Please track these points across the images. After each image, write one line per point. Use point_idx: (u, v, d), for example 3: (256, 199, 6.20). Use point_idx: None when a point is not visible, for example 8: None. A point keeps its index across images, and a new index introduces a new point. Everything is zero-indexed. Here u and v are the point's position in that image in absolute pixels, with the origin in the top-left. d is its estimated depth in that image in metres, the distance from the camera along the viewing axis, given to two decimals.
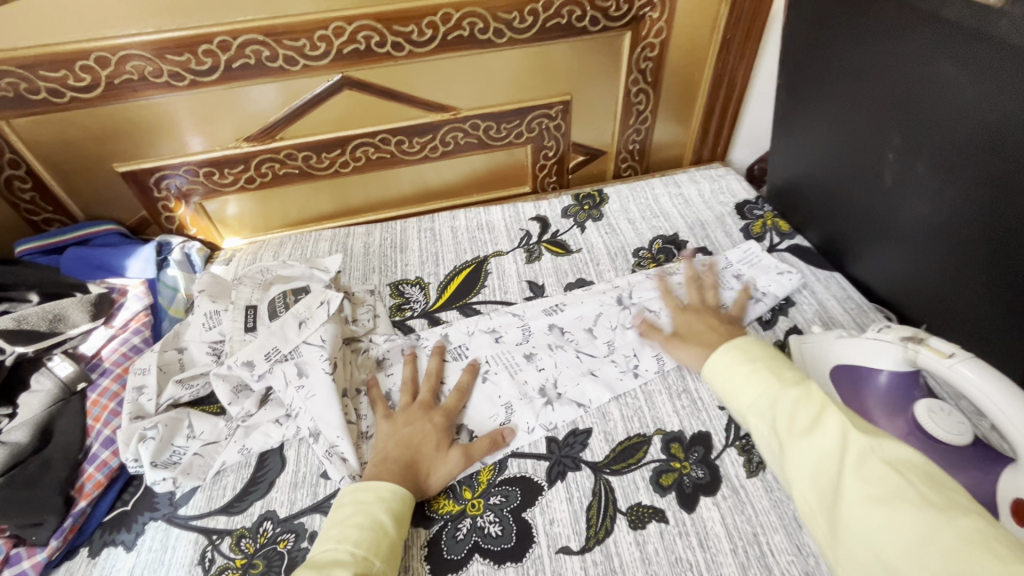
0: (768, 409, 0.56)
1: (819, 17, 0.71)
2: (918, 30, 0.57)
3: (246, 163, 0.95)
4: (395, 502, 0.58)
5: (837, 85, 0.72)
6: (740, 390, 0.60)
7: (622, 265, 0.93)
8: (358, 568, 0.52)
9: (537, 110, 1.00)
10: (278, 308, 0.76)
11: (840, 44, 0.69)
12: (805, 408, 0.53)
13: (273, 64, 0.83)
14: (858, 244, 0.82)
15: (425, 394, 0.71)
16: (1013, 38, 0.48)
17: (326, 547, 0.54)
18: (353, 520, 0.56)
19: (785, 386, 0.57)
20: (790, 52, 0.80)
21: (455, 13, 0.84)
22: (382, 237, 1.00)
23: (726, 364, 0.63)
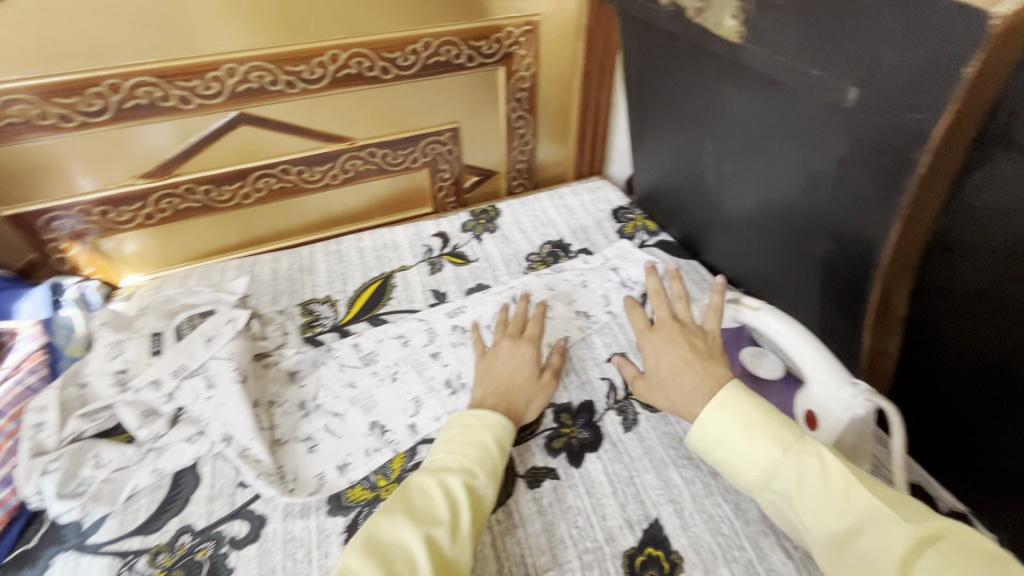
0: (785, 488, 0.54)
1: (638, 53, 0.87)
2: (701, 62, 0.73)
3: (145, 199, 0.97)
4: (500, 430, 0.67)
5: (663, 105, 0.88)
6: (742, 462, 0.57)
7: (516, 269, 1.04)
8: (464, 475, 0.61)
9: (429, 137, 1.10)
10: (184, 331, 0.79)
11: (655, 76, 0.86)
12: (827, 486, 0.51)
13: (166, 103, 0.88)
14: (705, 233, 0.99)
15: (513, 331, 0.84)
16: (747, 61, 0.63)
17: (438, 455, 0.64)
18: (461, 438, 0.66)
19: (796, 459, 0.54)
20: (627, 79, 0.96)
21: (342, 53, 0.93)
22: (289, 262, 1.05)
23: (717, 434, 0.59)
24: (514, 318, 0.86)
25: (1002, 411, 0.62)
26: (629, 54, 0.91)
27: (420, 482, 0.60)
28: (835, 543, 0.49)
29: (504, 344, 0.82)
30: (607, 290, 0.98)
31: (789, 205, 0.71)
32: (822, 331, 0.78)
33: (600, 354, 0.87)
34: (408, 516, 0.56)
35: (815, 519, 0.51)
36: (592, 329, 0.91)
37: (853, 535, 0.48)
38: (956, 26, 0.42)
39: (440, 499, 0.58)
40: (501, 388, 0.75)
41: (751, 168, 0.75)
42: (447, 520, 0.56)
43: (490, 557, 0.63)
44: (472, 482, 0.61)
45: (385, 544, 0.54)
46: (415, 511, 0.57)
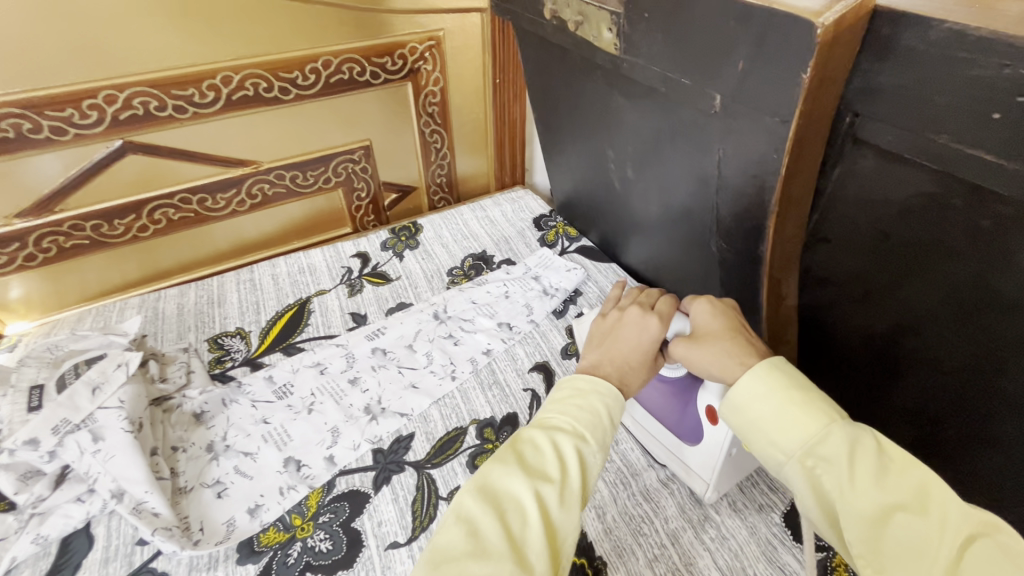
0: (830, 458, 0.47)
1: (535, 64, 0.89)
2: (591, 73, 0.75)
3: (22, 240, 0.89)
4: (612, 400, 0.54)
5: (565, 115, 0.90)
6: (788, 427, 0.49)
7: (438, 284, 1.03)
8: (577, 439, 0.51)
9: (340, 156, 1.07)
10: (68, 379, 0.72)
11: (553, 86, 0.88)
12: (876, 461, 0.46)
13: (38, 135, 0.81)
14: (623, 238, 1.02)
15: (643, 300, 0.67)
16: (627, 73, 0.66)
17: (547, 413, 0.54)
18: (573, 395, 0.55)
19: (850, 428, 0.48)
20: (532, 91, 0.97)
21: (234, 75, 0.89)
22: (197, 295, 0.99)
23: (762, 394, 0.52)
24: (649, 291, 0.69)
25: (891, 385, 0.67)
26: (529, 66, 0.92)
27: (530, 436, 0.51)
28: (876, 519, 0.44)
29: (629, 310, 0.65)
30: (529, 299, 0.98)
31: (685, 206, 0.74)
32: None
33: (523, 364, 0.87)
34: (521, 467, 0.48)
35: (861, 491, 0.45)
36: (516, 341, 0.91)
37: (895, 515, 0.44)
38: (791, 36, 0.45)
39: (552, 458, 0.49)
40: (614, 360, 0.59)
41: (648, 172, 0.77)
42: (558, 480, 0.48)
43: None
44: (585, 448, 0.50)
45: (497, 494, 0.47)
46: (526, 465, 0.48)
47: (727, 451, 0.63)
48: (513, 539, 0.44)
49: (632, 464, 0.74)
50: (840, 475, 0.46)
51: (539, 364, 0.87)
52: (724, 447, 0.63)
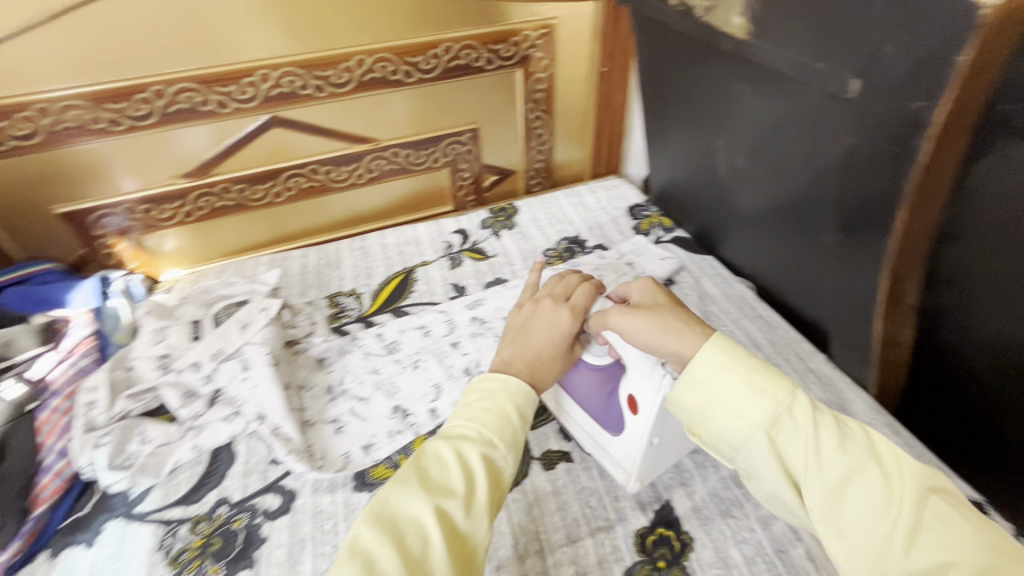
0: (792, 428, 0.51)
1: (652, 51, 0.90)
2: (711, 59, 0.76)
3: (184, 198, 1.03)
4: (520, 397, 0.60)
5: (675, 103, 0.92)
6: (754, 402, 0.53)
7: (533, 264, 1.07)
8: (483, 445, 0.54)
9: (449, 137, 1.14)
10: (222, 317, 0.88)
11: (667, 73, 0.89)
12: (833, 430, 0.50)
13: (205, 107, 0.94)
14: (723, 230, 1.01)
15: (558, 293, 0.73)
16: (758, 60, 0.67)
17: (454, 422, 0.57)
18: (480, 405, 0.58)
19: (807, 400, 0.52)
20: (643, 79, 0.99)
21: (367, 59, 0.98)
22: (317, 257, 1.10)
23: (726, 371, 0.55)
24: (567, 281, 0.75)
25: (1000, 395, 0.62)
26: (644, 53, 0.94)
27: (435, 450, 0.54)
28: (837, 485, 0.48)
29: (543, 303, 0.72)
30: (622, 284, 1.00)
31: (798, 196, 0.74)
32: (840, 321, 0.79)
33: None
34: (422, 486, 0.50)
35: (823, 460, 0.49)
36: None
37: (852, 479, 0.48)
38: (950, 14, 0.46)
39: (454, 470, 0.52)
40: (525, 352, 0.66)
41: (761, 160, 0.77)
42: (461, 494, 0.50)
43: (506, 533, 0.66)
44: (492, 453, 0.54)
45: (396, 517, 0.48)
46: (427, 482, 0.51)
47: (647, 442, 0.63)
48: (414, 562, 0.46)
49: None
50: (806, 445, 0.50)
51: None
52: (645, 439, 0.63)
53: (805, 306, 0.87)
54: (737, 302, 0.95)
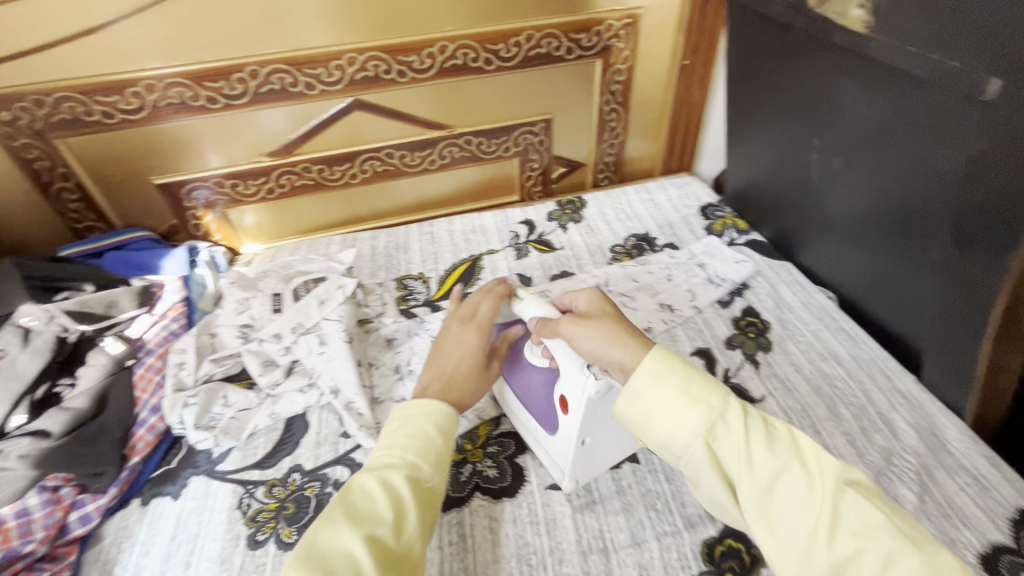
0: (724, 433, 0.49)
1: (750, 44, 0.86)
2: (820, 52, 0.72)
3: (267, 175, 1.07)
4: (442, 417, 0.60)
5: (767, 100, 0.88)
6: (689, 409, 0.50)
7: (600, 259, 1.06)
8: (407, 470, 0.54)
9: (522, 127, 1.14)
10: (301, 293, 0.90)
11: (765, 67, 0.85)
12: (762, 431, 0.48)
13: (294, 89, 0.97)
14: (804, 236, 0.96)
15: (465, 314, 0.75)
16: (878, 57, 0.63)
17: (377, 453, 0.56)
18: (402, 429, 0.58)
19: (737, 404, 0.50)
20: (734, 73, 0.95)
21: (450, 45, 0.99)
22: (387, 240, 1.12)
23: (658, 379, 0.53)
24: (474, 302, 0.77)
25: None
26: (737, 46, 0.90)
27: (360, 482, 0.52)
28: (767, 488, 0.46)
29: (452, 326, 0.73)
30: (693, 285, 0.97)
31: (904, 203, 0.69)
32: (936, 342, 0.74)
33: (683, 348, 0.87)
34: (348, 518, 0.49)
35: (753, 463, 0.47)
36: (676, 323, 0.91)
37: (780, 479, 0.46)
38: None
39: (379, 498, 0.51)
40: (442, 373, 0.66)
41: (867, 162, 0.73)
42: (390, 520, 0.49)
43: (570, 528, 0.66)
44: (416, 476, 0.54)
45: (324, 554, 0.46)
46: (353, 514, 0.49)
47: (578, 442, 0.64)
48: None
49: None
50: (739, 449, 0.48)
51: (700, 350, 0.86)
52: (576, 439, 0.64)
53: (894, 322, 0.82)
54: (816, 312, 0.90)
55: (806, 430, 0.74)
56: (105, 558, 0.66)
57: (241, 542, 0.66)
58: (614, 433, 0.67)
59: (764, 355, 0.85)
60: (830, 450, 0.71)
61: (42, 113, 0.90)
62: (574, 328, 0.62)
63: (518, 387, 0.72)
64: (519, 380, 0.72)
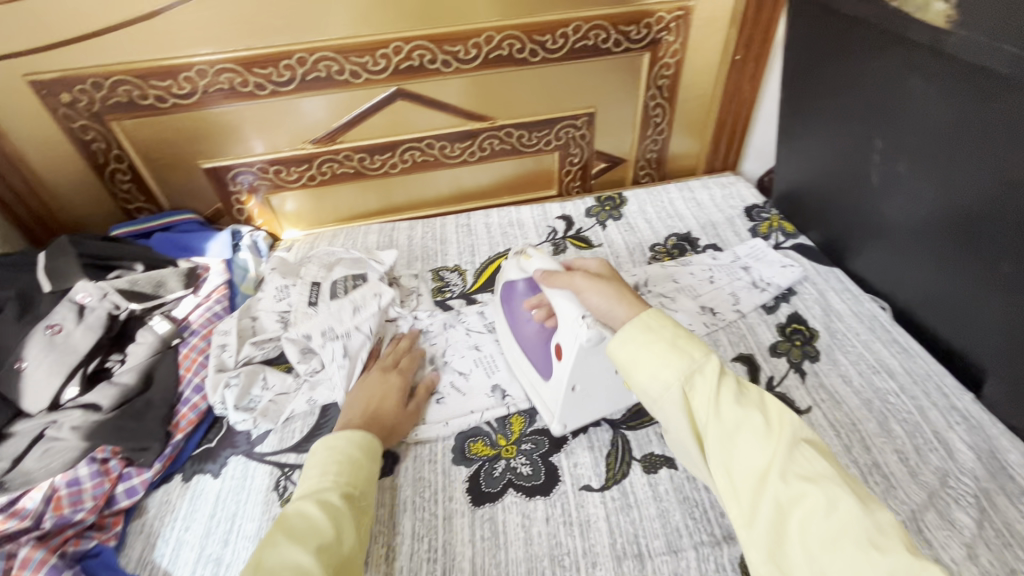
0: (699, 382, 0.51)
1: (815, 39, 0.82)
2: (893, 48, 0.69)
3: (310, 162, 1.09)
4: (369, 443, 0.65)
5: (828, 97, 0.84)
6: (670, 357, 0.52)
7: (639, 258, 1.03)
8: (341, 491, 0.58)
9: (565, 121, 1.12)
10: (338, 291, 0.88)
11: (828, 64, 0.81)
12: (733, 386, 0.50)
13: (340, 77, 0.97)
14: (855, 243, 0.92)
15: (388, 361, 0.81)
16: (959, 54, 0.60)
17: (307, 482, 0.60)
18: (330, 457, 0.62)
19: (715, 360, 0.52)
20: (791, 69, 0.91)
21: (496, 35, 0.97)
22: (424, 231, 1.12)
23: (646, 330, 0.55)
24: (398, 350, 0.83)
25: None
26: (797, 41, 0.86)
27: (297, 507, 0.56)
28: (730, 433, 0.48)
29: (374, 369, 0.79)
30: (736, 289, 0.94)
31: (973, 211, 0.65)
32: (1001, 361, 0.70)
33: (725, 353, 0.84)
34: (289, 536, 0.52)
35: (720, 411, 0.49)
36: (718, 327, 0.88)
37: (744, 427, 0.48)
38: None
39: (318, 516, 0.54)
40: (365, 410, 0.71)
41: (934, 166, 0.69)
42: (332, 534, 0.53)
43: (604, 531, 0.65)
44: (348, 496, 0.58)
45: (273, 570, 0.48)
46: (294, 532, 0.53)
47: (567, 388, 0.67)
48: None
49: None
50: (711, 396, 0.50)
51: (743, 356, 0.84)
52: (566, 384, 0.67)
53: (952, 337, 0.77)
54: (867, 322, 0.86)
55: (854, 445, 0.71)
56: (149, 531, 0.68)
57: None
58: (606, 385, 0.69)
59: (810, 365, 0.81)
60: (879, 466, 0.68)
61: (99, 96, 0.92)
62: (582, 284, 0.64)
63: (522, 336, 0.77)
64: (524, 327, 0.77)
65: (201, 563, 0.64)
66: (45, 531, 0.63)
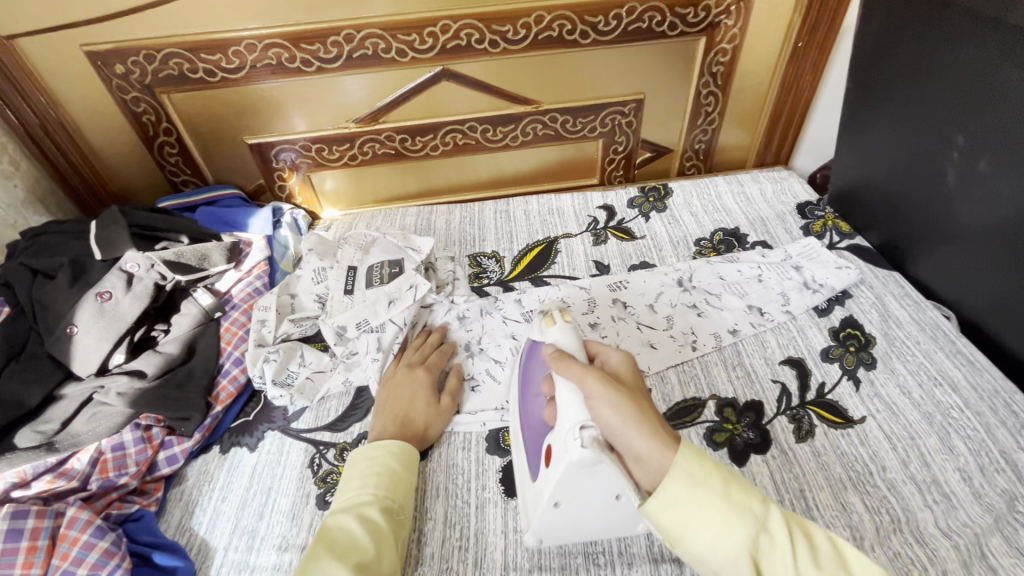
0: (768, 550, 0.43)
1: (898, 25, 0.78)
2: (991, 32, 0.64)
3: (352, 141, 1.08)
4: (407, 452, 0.66)
5: (908, 87, 0.79)
6: (731, 522, 0.44)
7: (684, 252, 1.00)
8: (380, 506, 0.59)
9: (612, 107, 1.08)
10: (375, 277, 0.86)
11: (909, 53, 0.77)
12: (801, 546, 0.44)
13: (387, 55, 0.96)
14: (917, 246, 0.87)
15: (413, 358, 0.79)
16: None
17: (348, 495, 0.60)
18: (368, 470, 0.63)
19: (772, 516, 0.45)
20: (869, 56, 0.86)
21: (547, 15, 0.94)
22: (462, 215, 1.10)
23: (690, 486, 0.45)
24: (422, 346, 0.81)
25: None
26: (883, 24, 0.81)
27: (338, 522, 0.56)
28: None
29: (399, 370, 0.76)
30: (786, 289, 0.89)
31: None
32: None
33: (773, 355, 0.80)
34: (330, 552, 0.53)
35: None
36: (766, 328, 0.84)
37: None
38: None
39: (358, 534, 0.55)
40: (398, 415, 0.70)
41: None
42: (372, 551, 0.54)
43: (640, 532, 0.63)
44: (387, 511, 0.59)
45: None
46: (335, 548, 0.53)
47: (547, 504, 0.54)
48: None
49: (902, 499, 0.64)
50: (787, 566, 0.42)
51: (792, 360, 0.80)
52: (547, 498, 0.53)
53: None
54: (929, 331, 0.81)
55: (911, 459, 0.67)
56: (187, 498, 0.69)
57: (312, 500, 0.68)
58: (600, 512, 0.55)
59: (865, 373, 0.77)
60: (939, 484, 0.64)
61: (151, 68, 0.93)
62: (592, 388, 0.52)
63: (530, 418, 0.66)
64: (534, 410, 0.66)
65: (237, 535, 0.65)
66: (91, 492, 0.65)
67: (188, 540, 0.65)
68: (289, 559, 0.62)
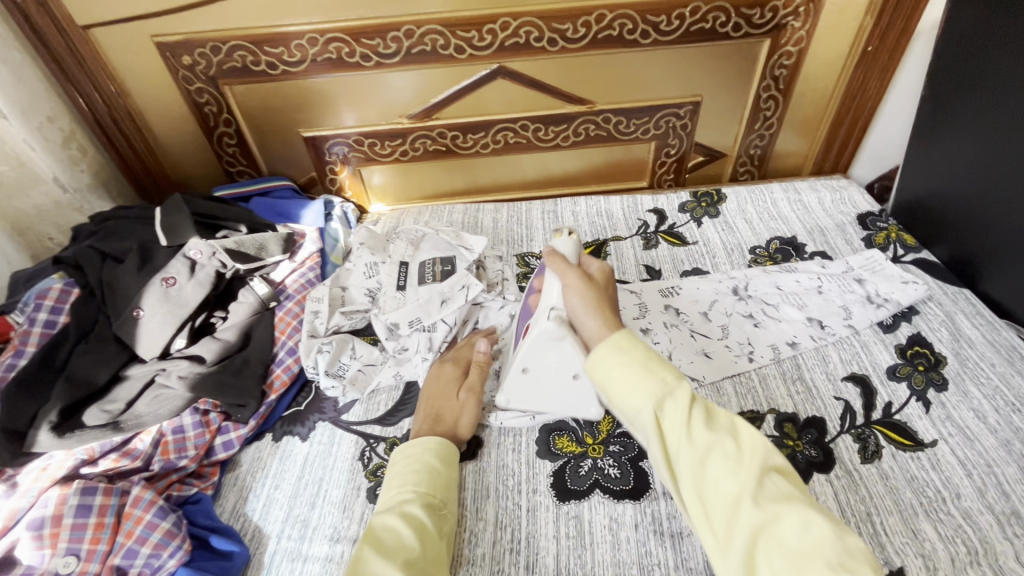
0: (666, 412, 0.47)
1: (999, 28, 0.75)
2: None
3: (404, 137, 1.08)
4: (443, 450, 0.65)
5: (1001, 95, 0.76)
6: (641, 380, 0.49)
7: (738, 259, 0.97)
8: (422, 501, 0.59)
9: (667, 108, 1.06)
10: (427, 274, 0.86)
11: (1007, 57, 0.74)
12: (700, 416, 0.47)
13: (444, 51, 0.96)
14: (991, 263, 0.82)
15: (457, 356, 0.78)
16: None
17: (390, 492, 0.60)
18: (408, 468, 0.63)
19: (679, 389, 0.48)
20: (961, 60, 0.82)
21: (609, 14, 0.93)
22: (509, 214, 1.10)
23: (613, 351, 0.52)
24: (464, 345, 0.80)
25: None
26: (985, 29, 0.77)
27: (383, 520, 0.56)
28: (702, 466, 0.45)
29: (446, 368, 0.75)
30: (847, 302, 0.86)
31: None
32: None
33: (835, 370, 0.77)
34: (378, 551, 0.52)
35: (691, 442, 0.46)
36: (827, 342, 0.81)
37: (712, 459, 0.45)
38: None
39: (404, 530, 0.55)
40: (433, 412, 0.70)
41: None
42: (417, 549, 0.53)
43: (698, 547, 0.61)
44: (428, 505, 0.59)
45: None
46: (383, 548, 0.53)
47: (516, 368, 0.67)
48: None
49: (980, 530, 0.60)
50: (680, 425, 0.46)
51: (856, 376, 0.77)
52: (516, 364, 0.66)
53: None
54: (1004, 353, 0.77)
55: (988, 488, 0.63)
56: (241, 484, 0.70)
57: (362, 493, 0.68)
58: (556, 390, 0.68)
59: (936, 395, 0.73)
60: (1019, 516, 0.61)
61: (216, 60, 0.95)
62: (570, 282, 0.62)
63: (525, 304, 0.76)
64: (527, 293, 0.75)
65: (290, 523, 0.66)
66: (153, 473, 0.67)
67: (243, 525, 0.66)
68: (341, 550, 0.63)
